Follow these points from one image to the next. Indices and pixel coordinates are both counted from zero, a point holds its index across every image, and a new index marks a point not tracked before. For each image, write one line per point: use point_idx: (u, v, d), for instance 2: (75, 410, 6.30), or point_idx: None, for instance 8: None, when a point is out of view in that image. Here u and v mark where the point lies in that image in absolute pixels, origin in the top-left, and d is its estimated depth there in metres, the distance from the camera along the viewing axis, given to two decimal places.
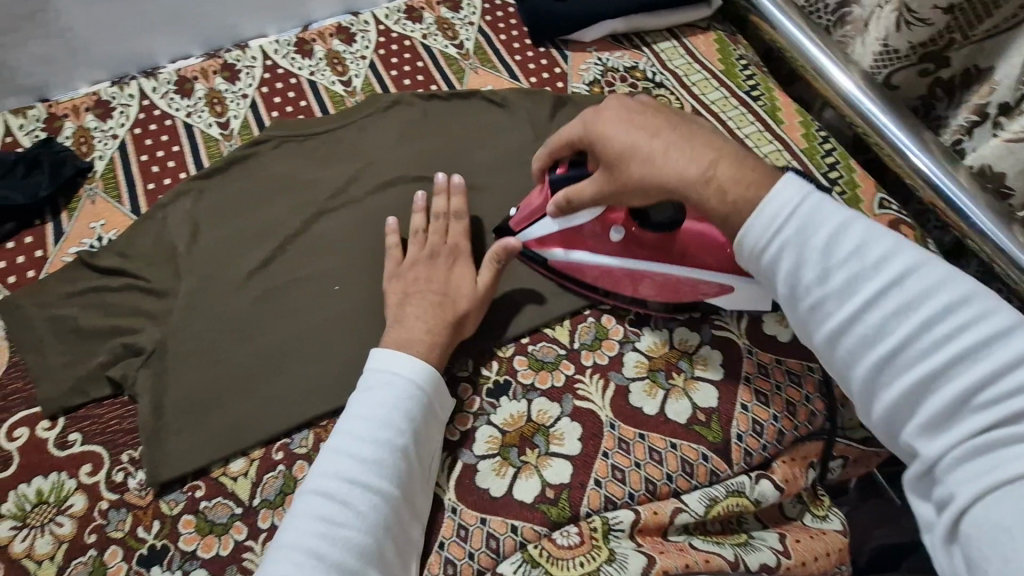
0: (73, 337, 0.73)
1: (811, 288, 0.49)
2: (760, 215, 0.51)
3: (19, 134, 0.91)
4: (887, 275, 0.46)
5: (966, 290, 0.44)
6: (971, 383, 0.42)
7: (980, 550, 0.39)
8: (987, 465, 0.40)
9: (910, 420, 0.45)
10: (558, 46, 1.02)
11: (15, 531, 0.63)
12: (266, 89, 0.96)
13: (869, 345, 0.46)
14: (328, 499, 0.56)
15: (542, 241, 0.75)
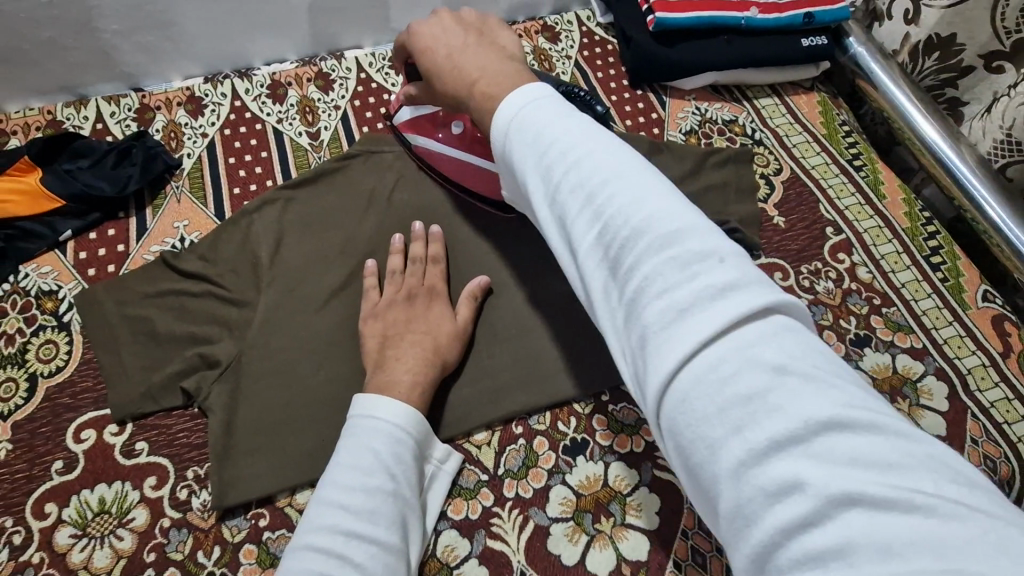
0: (152, 340, 0.72)
1: (536, 177, 0.44)
2: (500, 114, 0.48)
3: (110, 121, 0.90)
4: (581, 166, 0.42)
5: (644, 178, 0.41)
6: (640, 251, 0.38)
7: (687, 443, 0.33)
8: (675, 344, 0.34)
9: (623, 313, 0.38)
10: (656, 90, 0.99)
11: (74, 539, 0.61)
12: (359, 102, 0.96)
13: (574, 226, 0.41)
14: (322, 554, 0.52)
15: (409, 125, 0.83)
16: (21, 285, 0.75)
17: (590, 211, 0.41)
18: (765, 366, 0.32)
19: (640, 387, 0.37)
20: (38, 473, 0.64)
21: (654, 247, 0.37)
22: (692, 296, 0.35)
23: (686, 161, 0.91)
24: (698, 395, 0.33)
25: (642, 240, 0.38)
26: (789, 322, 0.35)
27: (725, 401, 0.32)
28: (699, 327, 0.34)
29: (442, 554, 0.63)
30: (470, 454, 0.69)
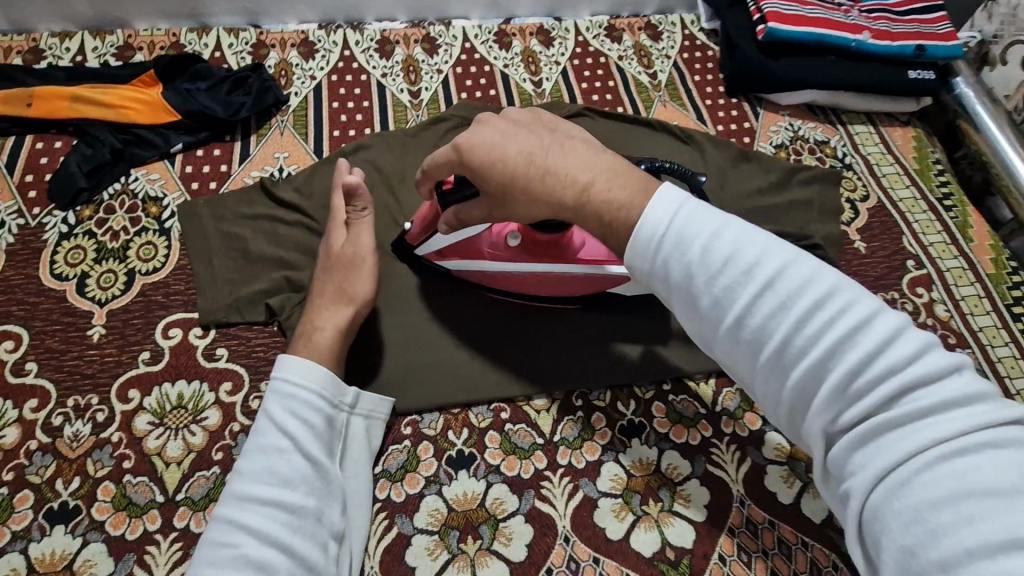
0: (243, 257, 0.75)
1: (705, 289, 0.44)
2: (649, 219, 0.47)
3: (227, 51, 0.95)
4: (764, 277, 0.42)
5: (828, 278, 0.42)
6: (863, 370, 0.39)
7: (900, 536, 0.36)
8: (894, 454, 0.37)
9: (838, 425, 0.40)
10: (752, 101, 0.99)
11: (151, 427, 0.64)
12: (460, 69, 0.98)
13: (762, 339, 0.42)
14: (222, 522, 0.53)
15: (439, 254, 0.72)
16: (131, 187, 0.79)
17: (776, 319, 0.42)
18: (1004, 468, 0.34)
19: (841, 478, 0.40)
20: (126, 359, 0.67)
21: (862, 364, 0.39)
22: (919, 406, 0.37)
23: (774, 173, 0.91)
24: (920, 491, 0.36)
25: (860, 361, 0.39)
26: (1018, 422, 0.37)
27: (942, 498, 0.35)
28: (917, 440, 0.37)
29: (490, 504, 0.64)
30: (527, 415, 0.69)
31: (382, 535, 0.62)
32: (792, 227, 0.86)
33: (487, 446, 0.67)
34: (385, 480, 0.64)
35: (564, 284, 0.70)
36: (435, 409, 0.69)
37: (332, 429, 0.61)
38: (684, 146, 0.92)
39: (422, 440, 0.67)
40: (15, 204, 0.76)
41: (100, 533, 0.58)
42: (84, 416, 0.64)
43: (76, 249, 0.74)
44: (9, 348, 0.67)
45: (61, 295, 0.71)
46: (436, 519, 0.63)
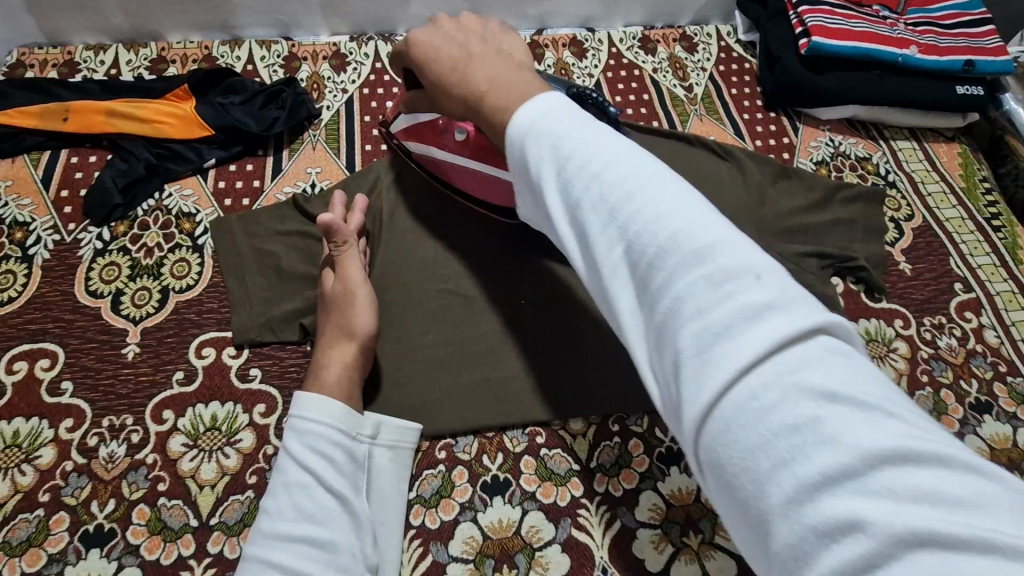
0: (276, 274, 0.74)
1: (553, 188, 0.42)
2: (515, 123, 0.45)
3: (260, 64, 0.94)
4: (604, 182, 0.40)
5: (664, 183, 0.39)
6: (670, 268, 0.35)
7: (732, 480, 0.31)
8: (708, 371, 0.32)
9: (655, 336, 0.36)
10: (790, 116, 0.97)
11: (185, 448, 0.63)
12: None
13: (592, 241, 0.40)
14: (255, 561, 0.53)
15: (408, 135, 0.75)
16: (165, 202, 0.79)
17: (615, 224, 0.39)
18: (813, 394, 0.30)
19: (672, 412, 0.35)
20: (161, 379, 0.67)
21: (676, 263, 0.35)
22: (726, 312, 0.32)
23: (815, 191, 0.88)
24: (740, 431, 0.31)
25: (673, 258, 0.35)
26: (834, 343, 0.32)
27: (768, 437, 0.30)
28: (730, 359, 0.31)
29: (526, 533, 0.63)
30: (563, 441, 0.68)
31: (416, 563, 0.60)
32: (835, 248, 0.84)
33: (523, 473, 0.66)
34: (418, 505, 0.63)
35: (497, 189, 0.69)
36: (470, 433, 0.67)
37: (355, 462, 0.59)
38: (723, 162, 0.90)
39: (456, 466, 0.65)
40: (51, 219, 0.76)
41: (135, 557, 0.58)
42: (119, 437, 0.63)
43: (111, 265, 0.74)
44: (44, 366, 0.66)
45: (96, 312, 0.70)
46: (471, 547, 0.61)
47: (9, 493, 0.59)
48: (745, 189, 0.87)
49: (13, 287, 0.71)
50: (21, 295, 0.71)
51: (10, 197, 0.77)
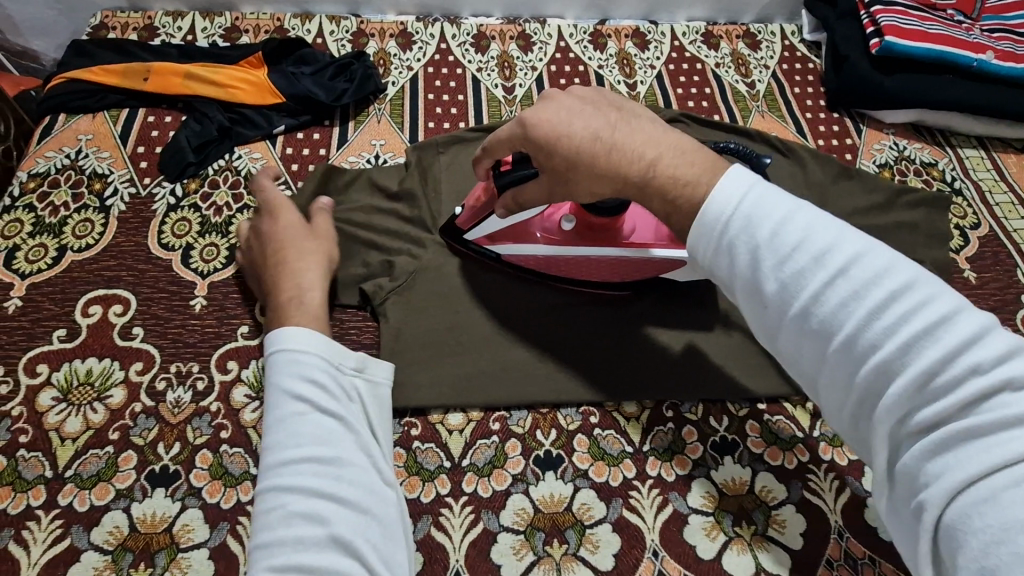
0: (338, 235, 0.75)
1: (772, 273, 0.44)
2: (715, 200, 0.47)
3: (328, 38, 0.96)
4: (834, 264, 0.42)
5: (906, 272, 0.41)
6: (941, 371, 0.38)
7: (977, 552, 0.34)
8: (977, 460, 0.35)
9: (909, 429, 0.39)
10: (854, 117, 0.96)
11: (248, 400, 0.65)
12: (555, 67, 0.97)
13: (829, 333, 0.42)
14: (285, 491, 0.47)
15: (492, 238, 0.72)
16: (234, 164, 0.81)
17: (865, 320, 0.40)
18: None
19: (902, 476, 0.39)
20: (226, 332, 0.68)
21: (948, 364, 0.38)
22: (994, 411, 0.36)
23: (878, 194, 0.87)
24: (987, 505, 0.34)
25: (941, 360, 0.38)
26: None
27: (1022, 510, 0.33)
28: (1001, 448, 0.35)
29: (577, 510, 0.62)
30: (616, 422, 0.68)
31: (468, 529, 0.61)
32: (899, 251, 0.82)
33: (575, 450, 0.66)
34: (472, 473, 0.64)
35: (638, 267, 0.71)
36: (524, 407, 0.68)
37: (349, 393, 0.56)
38: (785, 159, 0.89)
39: (510, 437, 0.66)
40: (128, 173, 0.79)
41: (197, 499, 0.59)
42: (185, 383, 0.65)
43: (182, 221, 0.76)
44: (118, 311, 0.68)
45: (167, 264, 0.72)
46: (522, 518, 0.62)
47: (81, 429, 0.61)
48: (807, 189, 0.86)
49: (90, 235, 0.73)
50: (98, 243, 0.73)
51: (90, 151, 0.80)
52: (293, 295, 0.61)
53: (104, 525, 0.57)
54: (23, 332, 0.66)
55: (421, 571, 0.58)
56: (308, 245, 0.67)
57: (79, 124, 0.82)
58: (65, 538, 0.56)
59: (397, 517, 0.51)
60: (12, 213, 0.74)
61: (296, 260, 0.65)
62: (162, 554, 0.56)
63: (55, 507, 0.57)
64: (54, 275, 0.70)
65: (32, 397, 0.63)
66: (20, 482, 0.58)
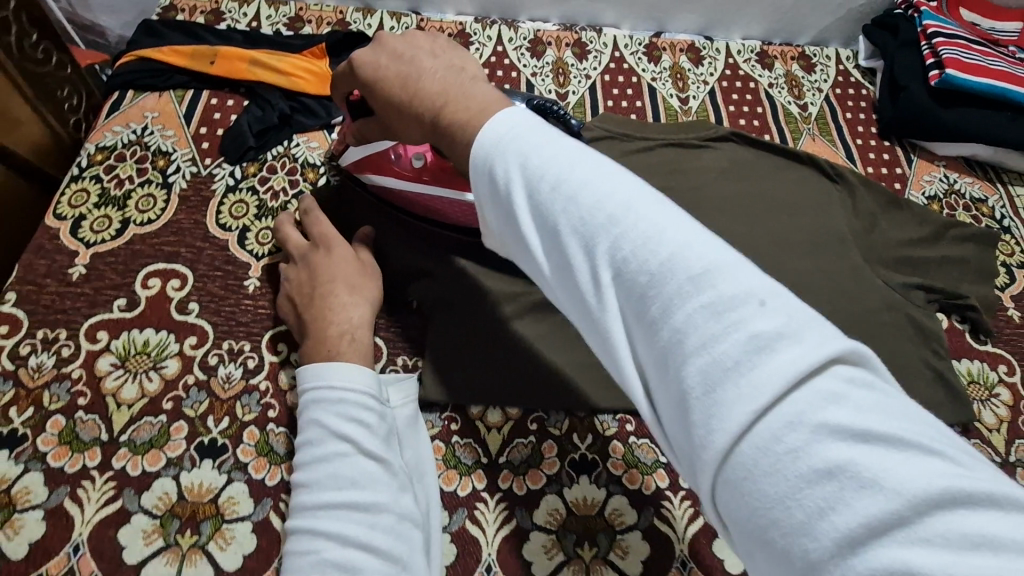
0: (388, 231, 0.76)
1: (535, 219, 0.40)
2: (480, 140, 0.43)
3: (389, 34, 0.98)
4: (586, 202, 0.39)
5: (640, 202, 0.38)
6: (669, 297, 0.34)
7: (767, 539, 0.30)
8: (721, 414, 0.31)
9: (660, 376, 0.35)
10: (904, 147, 0.96)
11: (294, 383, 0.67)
12: (608, 77, 0.98)
13: (577, 267, 0.38)
14: (323, 533, 0.49)
15: (360, 168, 0.75)
16: (292, 151, 0.83)
17: (601, 246, 0.37)
18: (846, 435, 0.28)
19: (679, 444, 0.34)
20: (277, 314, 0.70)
21: (678, 291, 0.34)
22: (733, 349, 0.32)
23: (926, 226, 0.86)
24: (767, 479, 0.29)
25: (681, 282, 0.34)
26: (855, 371, 0.31)
27: (800, 485, 0.29)
28: (748, 399, 0.30)
29: (609, 515, 0.63)
30: (652, 433, 0.68)
31: (502, 525, 0.62)
32: (945, 285, 0.82)
33: (610, 457, 0.66)
34: (508, 471, 0.65)
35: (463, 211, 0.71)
36: (562, 411, 0.68)
37: (388, 428, 0.57)
38: (834, 185, 0.89)
39: (546, 439, 0.67)
40: (190, 152, 0.81)
41: (243, 473, 0.61)
42: (237, 360, 0.67)
43: (240, 203, 0.78)
44: (175, 286, 0.70)
45: (224, 244, 0.74)
46: (555, 519, 0.63)
47: (137, 396, 0.64)
48: (854, 215, 0.86)
49: (152, 210, 0.75)
50: (159, 218, 0.75)
51: (156, 128, 0.82)
52: (341, 331, 0.62)
53: (153, 491, 0.59)
54: (86, 299, 0.68)
55: (453, 562, 0.60)
56: (355, 275, 0.67)
57: (145, 101, 0.84)
58: (117, 500, 0.58)
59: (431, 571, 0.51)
60: (80, 182, 0.76)
61: (344, 293, 0.65)
62: (208, 523, 0.58)
63: (110, 469, 0.60)
64: (117, 247, 0.72)
65: (91, 362, 0.65)
66: (77, 442, 0.61)
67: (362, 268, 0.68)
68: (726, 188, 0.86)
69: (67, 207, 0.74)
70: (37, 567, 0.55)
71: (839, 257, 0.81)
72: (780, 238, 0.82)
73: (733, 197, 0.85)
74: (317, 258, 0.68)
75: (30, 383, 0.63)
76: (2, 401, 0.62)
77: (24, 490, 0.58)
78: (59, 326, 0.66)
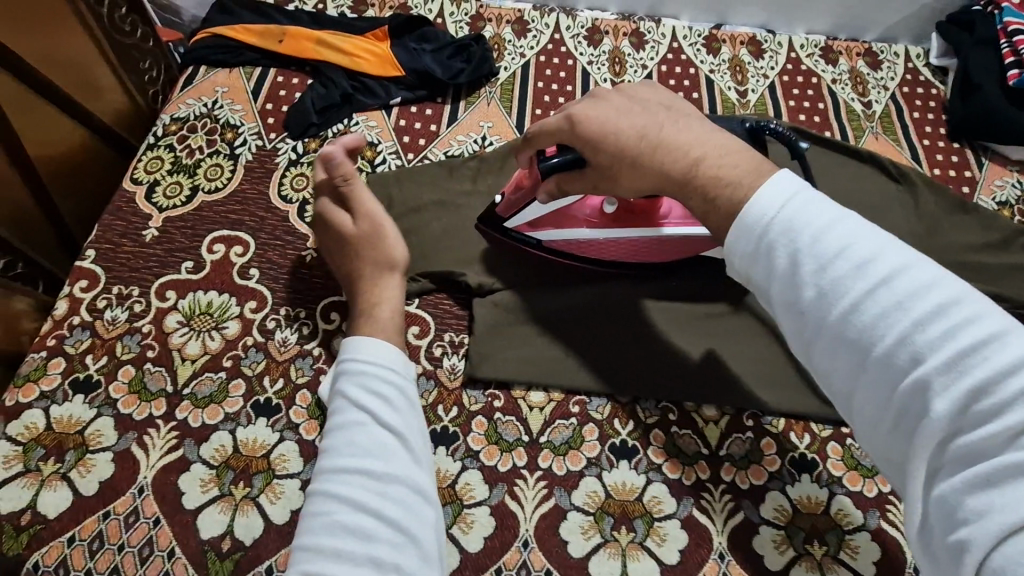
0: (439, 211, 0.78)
1: (812, 279, 0.43)
2: (757, 202, 0.46)
3: (448, 19, 0.99)
4: (878, 273, 0.41)
5: (954, 288, 0.40)
6: (988, 395, 0.36)
7: None
8: (1016, 500, 0.33)
9: (945, 458, 0.37)
10: (976, 149, 0.91)
11: None
12: (665, 68, 0.97)
13: (870, 341, 0.40)
14: (339, 500, 0.48)
15: (535, 226, 0.73)
16: (351, 129, 0.85)
17: (905, 333, 0.39)
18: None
19: (938, 523, 0.37)
20: (331, 284, 0.72)
21: (993, 387, 0.36)
22: None
23: (994, 232, 0.83)
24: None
25: (997, 381, 0.35)
26: None
27: None
28: None
29: (647, 501, 0.63)
30: (695, 424, 0.67)
31: (540, 503, 0.63)
32: (1012, 294, 0.78)
33: (651, 444, 0.66)
34: (548, 450, 0.65)
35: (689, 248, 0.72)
36: (605, 395, 0.69)
37: (410, 400, 0.56)
38: (895, 186, 0.86)
39: (588, 422, 0.67)
40: (257, 126, 0.84)
41: (295, 433, 0.63)
42: (292, 325, 0.69)
43: (301, 176, 0.80)
44: (238, 252, 0.74)
45: (285, 215, 0.77)
46: (593, 501, 0.63)
47: (200, 353, 0.67)
48: (915, 217, 0.83)
49: (220, 179, 0.79)
50: (226, 188, 0.78)
51: (225, 102, 0.86)
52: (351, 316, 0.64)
53: (211, 442, 0.62)
54: (158, 260, 0.72)
55: (491, 535, 0.61)
56: (371, 270, 0.66)
57: (216, 76, 0.88)
58: (179, 448, 0.62)
59: (436, 545, 0.49)
60: (155, 150, 0.81)
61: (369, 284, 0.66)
62: (260, 477, 0.61)
63: (173, 419, 0.63)
64: (186, 212, 0.76)
65: (160, 319, 0.68)
66: (145, 392, 0.64)
67: (373, 266, 0.67)
68: None
69: (144, 173, 0.79)
70: (104, 504, 0.59)
71: None
72: None
73: None
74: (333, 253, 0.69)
75: (105, 334, 0.67)
76: (80, 349, 0.66)
77: (96, 433, 0.62)
78: (133, 283, 0.70)
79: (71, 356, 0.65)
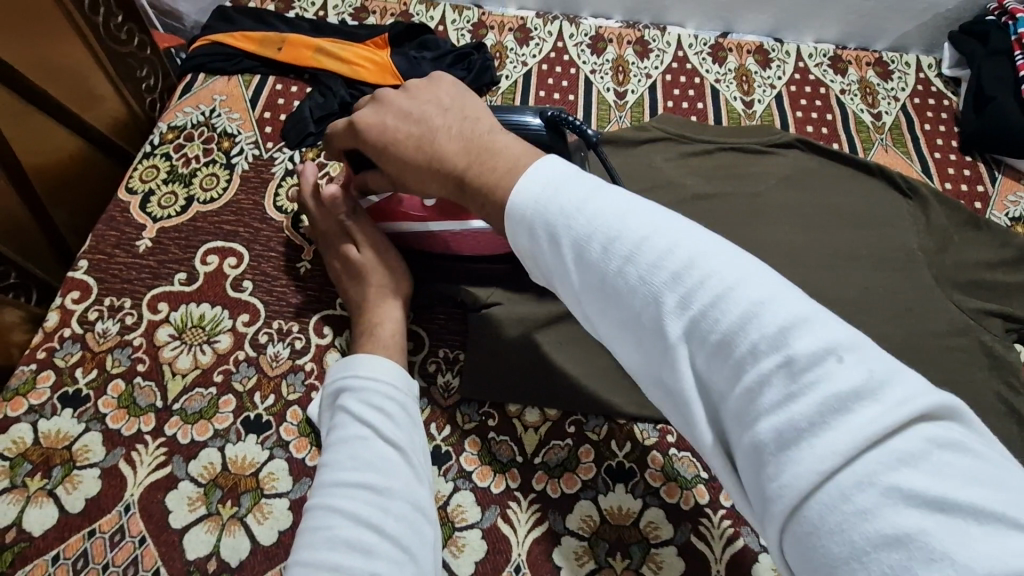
0: None
1: (574, 263, 0.40)
2: (520, 192, 0.43)
3: (449, 27, 0.98)
4: (629, 247, 0.39)
5: (691, 246, 0.38)
6: (733, 351, 0.34)
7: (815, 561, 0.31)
8: (793, 466, 0.31)
9: (726, 425, 0.35)
10: (989, 162, 0.89)
11: None
12: (670, 77, 0.96)
13: (644, 323, 0.38)
14: (340, 514, 0.47)
15: (369, 215, 0.72)
16: None
17: (658, 301, 0.37)
18: (921, 501, 0.28)
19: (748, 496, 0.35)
20: (325, 297, 0.71)
21: (737, 344, 0.34)
22: (810, 412, 0.31)
23: (1008, 249, 0.80)
24: (832, 538, 0.30)
25: (738, 334, 0.34)
26: (935, 426, 0.31)
27: (866, 546, 0.29)
28: (813, 460, 0.31)
29: (643, 526, 0.62)
30: (695, 447, 0.66)
31: (533, 527, 0.61)
32: None
33: (648, 467, 0.64)
34: (543, 472, 0.64)
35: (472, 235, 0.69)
36: (602, 415, 0.67)
37: (412, 417, 0.56)
38: (906, 201, 0.84)
39: (584, 443, 0.66)
40: (253, 135, 0.83)
41: (284, 451, 0.62)
42: (285, 340, 0.68)
43: (298, 186, 0.79)
44: (232, 264, 0.73)
45: (280, 226, 0.76)
46: (588, 525, 0.61)
47: (191, 367, 0.66)
48: (927, 233, 0.81)
49: (215, 189, 0.78)
50: (221, 198, 0.78)
51: (223, 110, 0.85)
52: None
53: (199, 460, 0.61)
54: (151, 271, 0.71)
55: (482, 558, 0.60)
56: (373, 294, 0.66)
57: (215, 84, 0.87)
58: (167, 465, 0.61)
59: (434, 565, 0.48)
60: (151, 159, 0.80)
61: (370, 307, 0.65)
62: (248, 496, 0.60)
63: (162, 435, 0.62)
64: (181, 223, 0.75)
65: (151, 331, 0.68)
66: (134, 407, 0.63)
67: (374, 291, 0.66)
68: (786, 197, 0.82)
69: (139, 182, 0.78)
70: (90, 522, 0.58)
71: (906, 279, 0.76)
72: (845, 254, 0.78)
73: (793, 208, 0.81)
74: (338, 273, 0.69)
75: (96, 347, 0.66)
76: (70, 362, 0.65)
77: (84, 448, 0.61)
78: (125, 294, 0.70)
79: (60, 369, 0.65)
